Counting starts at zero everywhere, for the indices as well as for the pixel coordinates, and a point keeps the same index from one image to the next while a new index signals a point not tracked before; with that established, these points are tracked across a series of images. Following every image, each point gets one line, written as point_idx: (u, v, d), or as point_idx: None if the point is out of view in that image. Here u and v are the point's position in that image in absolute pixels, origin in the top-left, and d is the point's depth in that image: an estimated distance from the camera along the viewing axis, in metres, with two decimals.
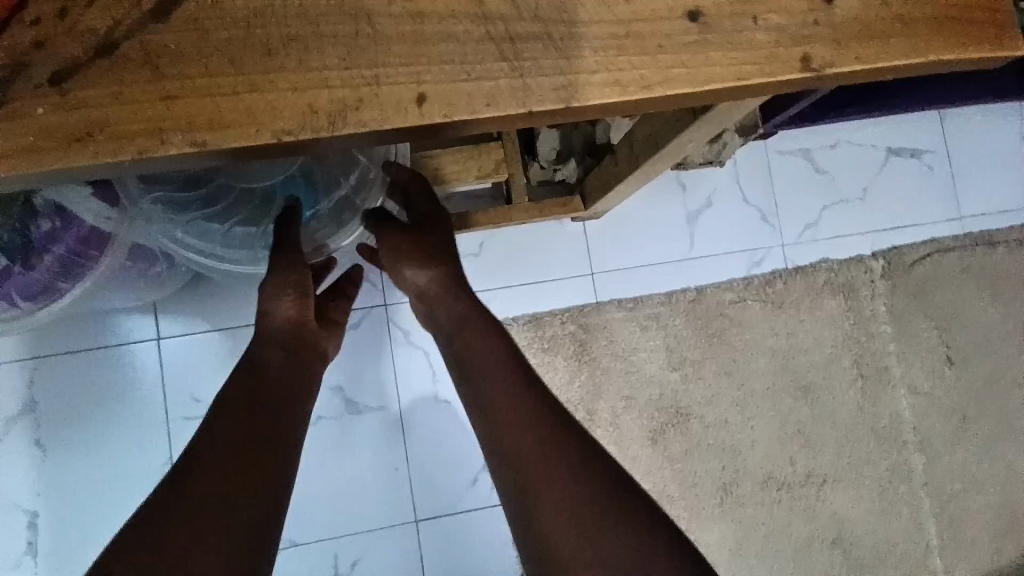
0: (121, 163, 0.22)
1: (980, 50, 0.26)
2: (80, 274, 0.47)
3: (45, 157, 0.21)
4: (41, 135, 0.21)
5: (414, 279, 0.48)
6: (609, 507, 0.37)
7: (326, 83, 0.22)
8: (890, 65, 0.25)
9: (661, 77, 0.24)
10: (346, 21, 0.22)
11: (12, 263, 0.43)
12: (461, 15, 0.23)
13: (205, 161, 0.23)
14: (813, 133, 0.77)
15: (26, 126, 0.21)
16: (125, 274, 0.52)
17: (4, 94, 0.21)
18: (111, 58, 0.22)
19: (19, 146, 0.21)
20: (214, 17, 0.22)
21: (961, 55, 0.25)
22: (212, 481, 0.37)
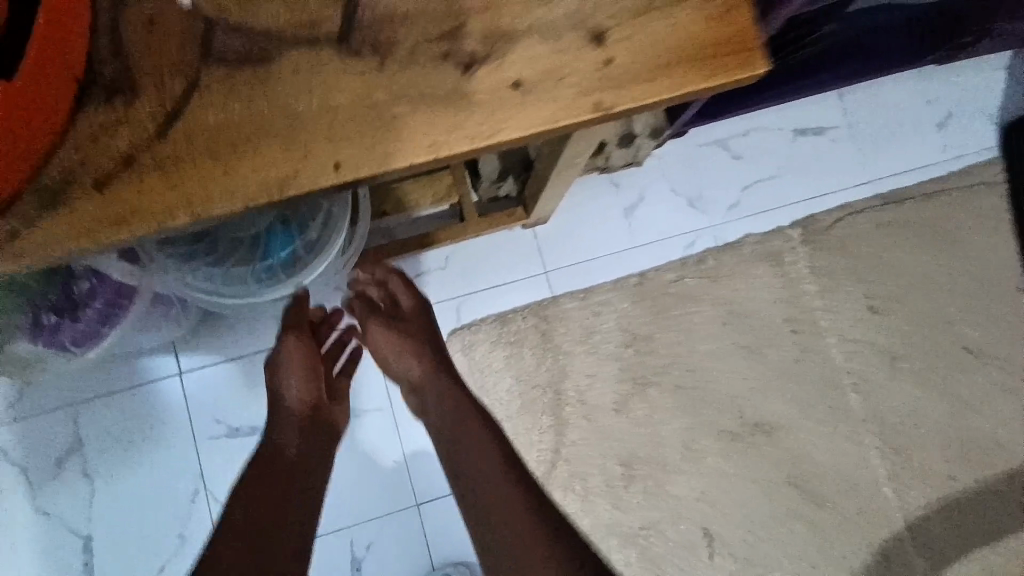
0: (147, 235, 0.33)
1: (727, 76, 0.36)
2: (116, 320, 0.58)
3: (97, 237, 0.33)
4: (93, 223, 0.33)
5: (402, 364, 0.64)
6: (543, 528, 0.50)
7: (274, 164, 0.34)
8: (660, 98, 0.36)
9: (498, 129, 0.35)
10: (282, 121, 0.34)
11: (63, 317, 0.55)
12: (358, 106, 0.34)
13: (201, 226, 0.34)
14: (726, 125, 0.88)
15: (83, 219, 0.33)
16: (150, 317, 0.64)
17: (67, 200, 0.33)
18: (130, 165, 0.33)
19: (80, 232, 0.33)
20: (195, 130, 0.33)
21: (712, 81, 0.36)
22: (249, 523, 0.51)
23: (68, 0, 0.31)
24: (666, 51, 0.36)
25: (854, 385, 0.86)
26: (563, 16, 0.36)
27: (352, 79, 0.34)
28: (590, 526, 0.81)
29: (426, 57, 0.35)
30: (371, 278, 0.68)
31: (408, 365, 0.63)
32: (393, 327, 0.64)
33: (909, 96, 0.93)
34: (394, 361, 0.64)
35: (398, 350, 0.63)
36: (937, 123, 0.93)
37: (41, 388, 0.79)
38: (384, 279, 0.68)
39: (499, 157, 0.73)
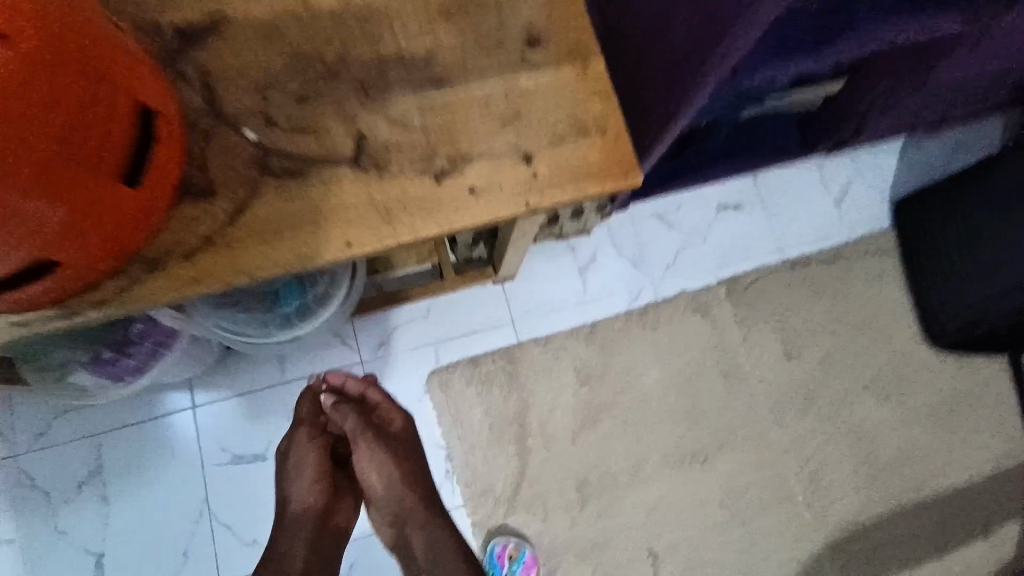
0: (219, 289, 0.49)
1: (614, 184, 0.55)
2: (161, 355, 0.72)
3: (186, 291, 0.48)
4: (183, 281, 0.48)
5: (389, 480, 0.75)
6: None
7: (308, 242, 0.50)
8: (569, 199, 0.54)
9: (459, 218, 0.52)
10: (314, 213, 0.50)
11: (120, 354, 0.68)
12: (365, 203, 0.51)
13: (255, 283, 0.50)
14: (664, 199, 1.05)
15: (176, 279, 0.48)
16: (185, 357, 0.77)
17: (164, 266, 0.48)
18: (209, 244, 0.49)
19: (174, 288, 0.48)
20: (255, 219, 0.50)
21: (603, 188, 0.55)
22: None
23: (175, 137, 0.47)
24: (572, 168, 0.54)
25: (776, 419, 1.00)
26: (504, 143, 0.54)
27: (360, 187, 0.51)
28: (549, 543, 0.92)
29: (411, 171, 0.52)
30: (372, 395, 0.77)
31: (394, 481, 0.75)
32: (384, 445, 0.75)
33: (809, 177, 1.09)
34: (386, 479, 0.75)
35: (388, 468, 0.74)
36: (833, 200, 1.09)
37: (69, 420, 0.91)
38: (371, 397, 0.77)
39: (474, 232, 0.89)
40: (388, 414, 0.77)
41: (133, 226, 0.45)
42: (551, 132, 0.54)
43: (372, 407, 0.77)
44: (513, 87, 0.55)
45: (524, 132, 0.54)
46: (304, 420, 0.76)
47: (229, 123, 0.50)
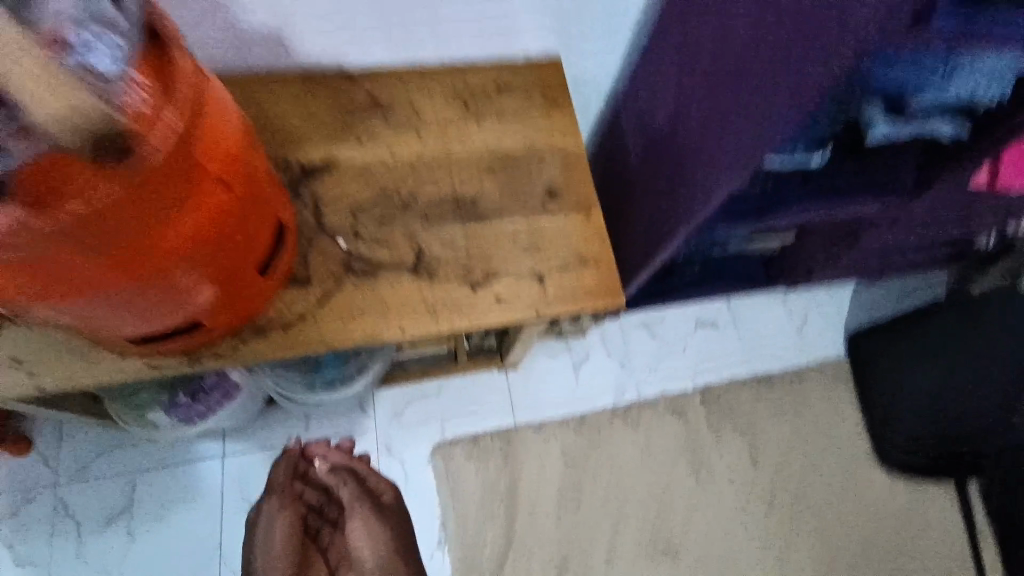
0: (304, 353, 0.66)
1: (603, 304, 0.73)
2: (227, 401, 0.85)
3: (281, 352, 0.65)
4: (280, 345, 0.65)
5: (371, 547, 0.84)
6: None
7: (372, 325, 0.68)
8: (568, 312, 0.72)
9: (486, 319, 0.70)
10: (379, 304, 0.68)
11: (192, 400, 0.82)
12: (417, 301, 0.69)
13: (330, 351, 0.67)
14: (651, 312, 1.22)
15: (275, 342, 0.65)
16: (244, 405, 0.90)
17: (268, 332, 0.65)
18: (300, 320, 0.66)
19: (272, 349, 0.65)
20: (337, 304, 0.67)
21: (595, 306, 0.73)
22: None
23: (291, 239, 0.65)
24: (572, 289, 0.73)
25: (739, 516, 1.14)
26: (524, 267, 0.72)
27: (414, 288, 0.69)
28: None
29: (454, 279, 0.70)
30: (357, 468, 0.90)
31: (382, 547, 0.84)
32: (371, 513, 0.86)
33: (774, 308, 1.27)
34: (367, 545, 0.84)
35: (375, 533, 0.84)
36: (796, 329, 1.26)
37: (109, 457, 1.02)
38: (354, 466, 0.91)
39: (490, 332, 1.06)
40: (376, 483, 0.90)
41: (255, 303, 0.62)
42: (559, 261, 0.73)
43: (356, 477, 0.89)
44: (534, 227, 0.74)
45: (539, 259, 0.73)
46: (278, 484, 0.87)
47: (327, 235, 0.70)
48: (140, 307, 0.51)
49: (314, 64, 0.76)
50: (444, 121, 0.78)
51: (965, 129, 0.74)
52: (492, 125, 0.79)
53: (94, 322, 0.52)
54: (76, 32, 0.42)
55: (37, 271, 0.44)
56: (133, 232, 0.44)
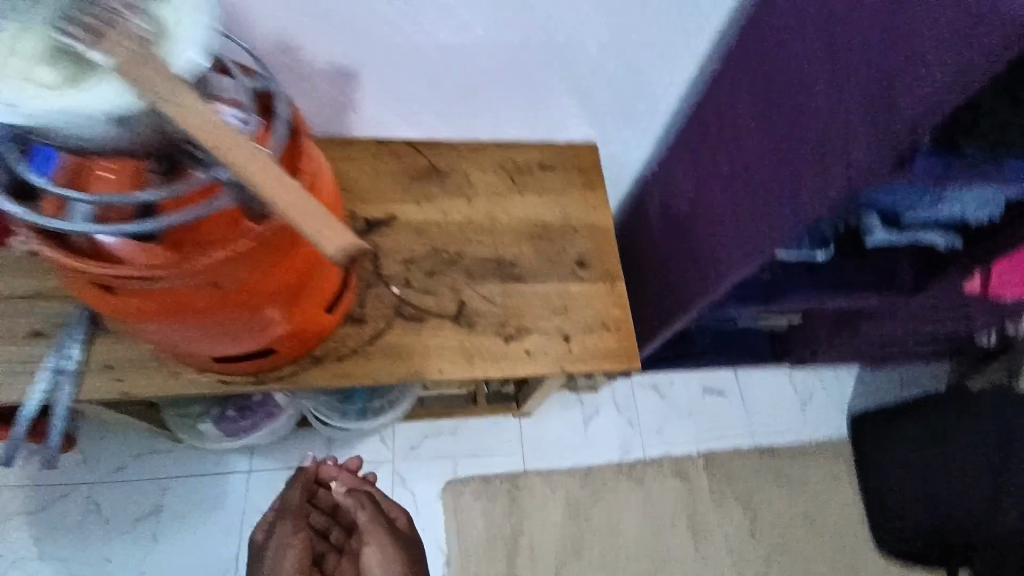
0: (353, 383, 0.75)
1: (622, 365, 0.81)
2: (269, 419, 0.93)
3: (334, 380, 0.74)
4: (334, 373, 0.74)
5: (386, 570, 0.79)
6: None
7: (415, 364, 0.76)
8: (590, 369, 0.80)
9: (516, 368, 0.78)
10: (423, 346, 0.77)
11: (240, 415, 0.91)
12: (456, 347, 0.78)
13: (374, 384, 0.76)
14: (660, 375, 1.29)
15: (329, 371, 0.74)
16: (283, 424, 0.97)
17: (325, 361, 0.74)
18: (353, 353, 0.75)
19: (326, 376, 0.73)
20: (386, 343, 0.76)
21: (615, 367, 0.81)
22: None
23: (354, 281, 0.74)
24: (595, 349, 0.81)
25: None
26: (553, 325, 0.81)
27: (455, 335, 0.78)
28: None
29: (490, 331, 0.79)
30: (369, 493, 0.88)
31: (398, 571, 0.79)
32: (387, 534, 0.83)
33: (779, 384, 1.32)
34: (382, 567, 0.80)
35: (391, 554, 0.81)
36: (799, 405, 1.32)
37: (144, 462, 1.09)
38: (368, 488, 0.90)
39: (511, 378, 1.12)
40: (389, 507, 0.88)
41: (318, 335, 0.71)
42: (584, 323, 0.82)
43: (370, 502, 0.87)
44: (564, 290, 0.84)
45: (567, 319, 0.82)
46: (292, 509, 0.86)
47: (382, 281, 0.79)
48: (232, 332, 0.60)
49: (387, 133, 0.88)
50: (492, 190, 0.89)
51: (957, 237, 0.82)
52: (534, 197, 0.90)
53: (190, 341, 0.61)
54: (233, 113, 0.49)
55: (167, 300, 0.53)
56: (239, 279, 0.53)
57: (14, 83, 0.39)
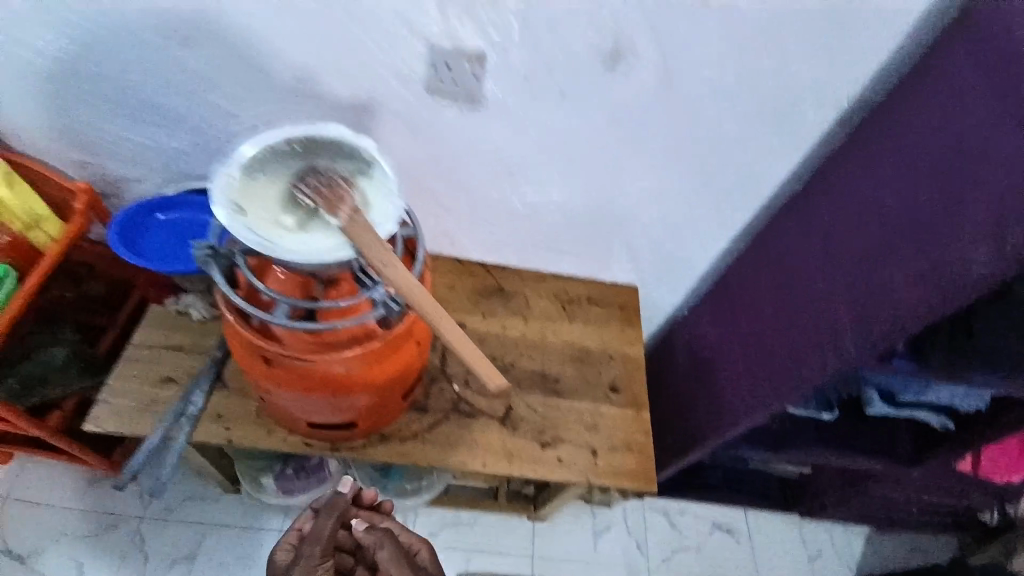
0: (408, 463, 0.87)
1: (641, 486, 0.91)
2: (320, 476, 1.04)
3: (394, 457, 0.86)
4: (394, 452, 0.86)
5: None
6: None
7: (462, 455, 0.88)
8: (613, 484, 0.91)
9: (548, 473, 0.89)
10: (471, 440, 0.89)
11: (296, 474, 1.03)
12: (499, 445, 0.90)
13: (426, 466, 0.87)
14: (672, 502, 1.35)
15: (391, 449, 0.86)
16: (326, 484, 1.05)
17: (390, 440, 0.87)
18: (414, 437, 0.88)
19: (389, 453, 0.86)
20: (442, 432, 0.89)
21: (634, 487, 0.91)
22: None
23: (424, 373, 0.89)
24: (619, 467, 0.92)
25: None
26: (584, 439, 0.93)
27: (499, 434, 0.91)
28: None
29: (529, 436, 0.92)
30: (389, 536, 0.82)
31: None
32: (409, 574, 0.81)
33: (788, 533, 1.35)
34: None
35: None
36: (807, 558, 1.34)
37: (191, 505, 1.20)
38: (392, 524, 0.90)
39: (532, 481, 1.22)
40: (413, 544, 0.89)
41: (391, 415, 0.85)
42: (611, 441, 0.94)
43: (392, 541, 0.82)
44: (596, 409, 0.97)
45: (595, 436, 0.94)
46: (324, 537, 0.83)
47: (445, 377, 0.93)
48: (339, 407, 0.76)
49: (467, 255, 1.08)
50: (546, 313, 1.06)
51: (946, 417, 0.92)
52: (580, 325, 1.06)
53: (303, 409, 0.77)
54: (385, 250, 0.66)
55: (308, 380, 0.69)
56: (358, 373, 0.70)
57: (266, 223, 0.58)
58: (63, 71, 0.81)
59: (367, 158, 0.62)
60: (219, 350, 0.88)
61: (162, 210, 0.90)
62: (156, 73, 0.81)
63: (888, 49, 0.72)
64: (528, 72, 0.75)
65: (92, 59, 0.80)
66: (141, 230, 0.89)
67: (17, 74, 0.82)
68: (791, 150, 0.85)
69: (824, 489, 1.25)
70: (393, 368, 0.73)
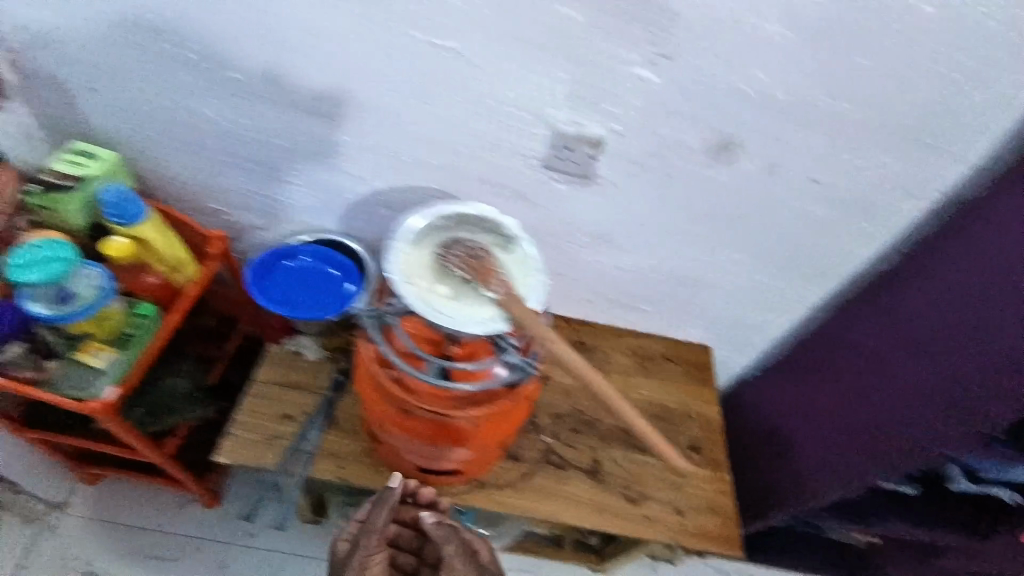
0: (504, 510, 0.91)
1: (728, 549, 0.93)
2: None
3: (491, 504, 0.91)
4: (491, 499, 0.91)
5: None
6: None
7: (555, 507, 0.92)
8: (699, 545, 0.93)
9: (636, 529, 0.93)
10: (562, 492, 0.94)
11: None
12: (589, 498, 0.94)
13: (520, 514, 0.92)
14: (734, 561, 1.34)
15: (488, 496, 0.91)
16: None
17: (487, 487, 0.92)
18: (510, 486, 0.92)
19: (486, 500, 0.91)
20: (534, 483, 0.93)
21: (721, 549, 0.93)
22: None
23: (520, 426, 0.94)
24: (705, 528, 0.94)
25: None
26: (669, 498, 0.96)
27: (588, 487, 0.95)
28: None
29: (617, 490, 0.95)
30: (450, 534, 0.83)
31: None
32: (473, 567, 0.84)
33: None
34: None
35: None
36: None
37: (270, 533, 1.25)
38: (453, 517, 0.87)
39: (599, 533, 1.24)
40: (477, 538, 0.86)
41: (490, 463, 0.90)
42: (696, 501, 0.97)
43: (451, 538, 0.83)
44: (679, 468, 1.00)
45: (679, 495, 0.97)
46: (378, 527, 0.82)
47: (536, 428, 0.98)
48: (454, 455, 0.82)
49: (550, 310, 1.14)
50: (625, 370, 1.11)
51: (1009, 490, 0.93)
52: (658, 382, 1.10)
53: (420, 453, 0.83)
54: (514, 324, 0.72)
55: (436, 429, 0.76)
56: (481, 427, 0.75)
57: (424, 291, 0.64)
58: (214, 139, 0.90)
59: (509, 234, 0.69)
60: (330, 391, 0.96)
61: (285, 257, 0.99)
62: (297, 144, 0.89)
63: (985, 150, 0.77)
64: (641, 157, 0.82)
65: (247, 138, 0.89)
66: (269, 274, 0.98)
67: (178, 147, 0.92)
68: (879, 233, 0.90)
69: (892, 559, 1.24)
70: (510, 424, 0.78)
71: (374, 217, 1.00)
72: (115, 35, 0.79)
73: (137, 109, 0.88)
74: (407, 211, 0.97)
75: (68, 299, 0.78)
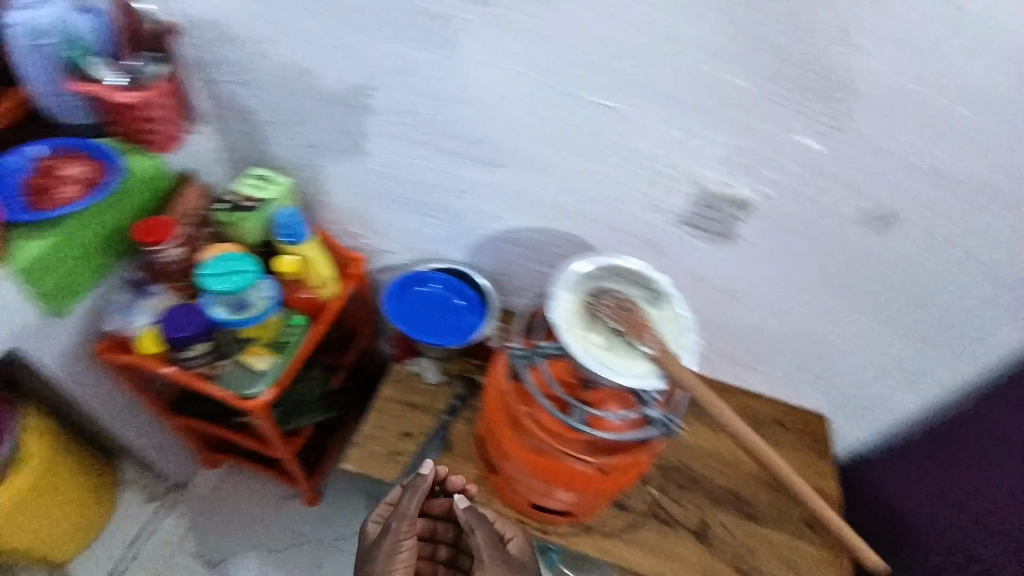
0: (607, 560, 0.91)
1: None
2: None
3: (594, 551, 0.90)
4: (595, 546, 0.91)
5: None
6: None
7: (659, 565, 0.90)
8: None
9: None
10: (667, 550, 0.92)
11: None
12: (694, 561, 0.91)
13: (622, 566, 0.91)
14: None
15: (592, 542, 0.91)
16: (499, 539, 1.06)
17: (591, 533, 0.92)
18: (614, 534, 0.92)
19: (589, 546, 0.91)
20: (638, 535, 0.92)
21: None
22: None
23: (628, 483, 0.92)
24: None
25: None
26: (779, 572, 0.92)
27: (693, 548, 0.92)
28: None
29: (722, 556, 0.92)
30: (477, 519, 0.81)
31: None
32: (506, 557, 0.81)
33: None
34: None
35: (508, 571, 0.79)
36: None
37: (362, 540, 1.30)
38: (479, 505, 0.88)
39: None
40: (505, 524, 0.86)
41: (595, 512, 0.91)
42: None
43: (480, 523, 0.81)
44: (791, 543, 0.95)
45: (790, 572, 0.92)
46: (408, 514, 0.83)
47: (641, 478, 0.97)
48: (569, 497, 0.83)
49: None
50: None
51: None
52: None
53: (535, 489, 0.84)
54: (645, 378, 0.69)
55: (560, 472, 0.77)
56: (605, 476, 0.76)
57: (579, 337, 0.65)
58: (371, 173, 0.99)
59: (660, 291, 0.70)
60: (447, 414, 1.01)
61: (418, 282, 1.07)
62: (442, 182, 0.96)
63: None
64: (783, 220, 0.81)
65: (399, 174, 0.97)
66: (403, 297, 1.06)
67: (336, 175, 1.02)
68: None
69: None
70: (631, 478, 0.79)
71: (500, 253, 1.05)
72: (306, 87, 0.89)
73: (309, 142, 0.98)
74: (533, 250, 1.01)
75: (245, 307, 0.89)
